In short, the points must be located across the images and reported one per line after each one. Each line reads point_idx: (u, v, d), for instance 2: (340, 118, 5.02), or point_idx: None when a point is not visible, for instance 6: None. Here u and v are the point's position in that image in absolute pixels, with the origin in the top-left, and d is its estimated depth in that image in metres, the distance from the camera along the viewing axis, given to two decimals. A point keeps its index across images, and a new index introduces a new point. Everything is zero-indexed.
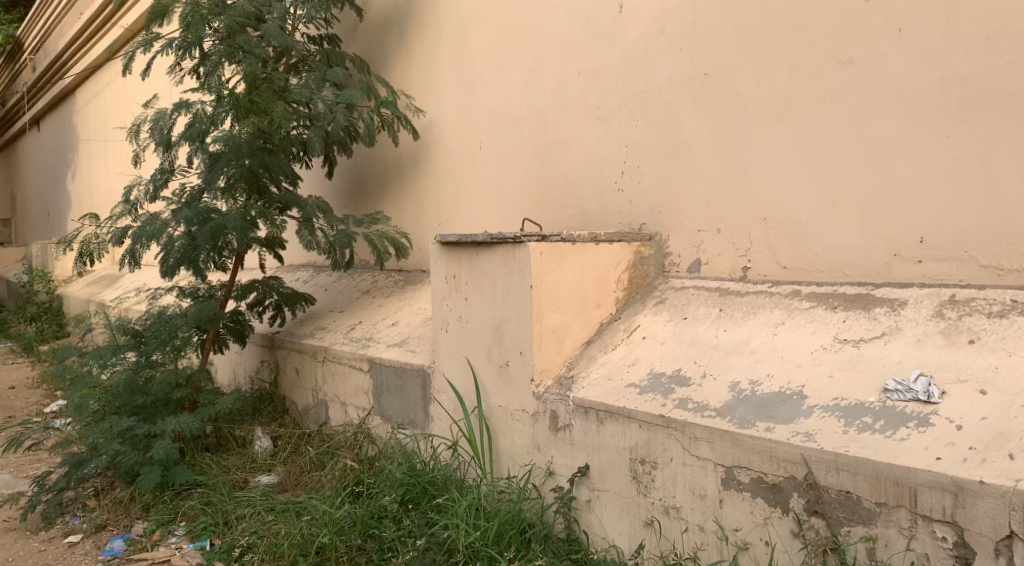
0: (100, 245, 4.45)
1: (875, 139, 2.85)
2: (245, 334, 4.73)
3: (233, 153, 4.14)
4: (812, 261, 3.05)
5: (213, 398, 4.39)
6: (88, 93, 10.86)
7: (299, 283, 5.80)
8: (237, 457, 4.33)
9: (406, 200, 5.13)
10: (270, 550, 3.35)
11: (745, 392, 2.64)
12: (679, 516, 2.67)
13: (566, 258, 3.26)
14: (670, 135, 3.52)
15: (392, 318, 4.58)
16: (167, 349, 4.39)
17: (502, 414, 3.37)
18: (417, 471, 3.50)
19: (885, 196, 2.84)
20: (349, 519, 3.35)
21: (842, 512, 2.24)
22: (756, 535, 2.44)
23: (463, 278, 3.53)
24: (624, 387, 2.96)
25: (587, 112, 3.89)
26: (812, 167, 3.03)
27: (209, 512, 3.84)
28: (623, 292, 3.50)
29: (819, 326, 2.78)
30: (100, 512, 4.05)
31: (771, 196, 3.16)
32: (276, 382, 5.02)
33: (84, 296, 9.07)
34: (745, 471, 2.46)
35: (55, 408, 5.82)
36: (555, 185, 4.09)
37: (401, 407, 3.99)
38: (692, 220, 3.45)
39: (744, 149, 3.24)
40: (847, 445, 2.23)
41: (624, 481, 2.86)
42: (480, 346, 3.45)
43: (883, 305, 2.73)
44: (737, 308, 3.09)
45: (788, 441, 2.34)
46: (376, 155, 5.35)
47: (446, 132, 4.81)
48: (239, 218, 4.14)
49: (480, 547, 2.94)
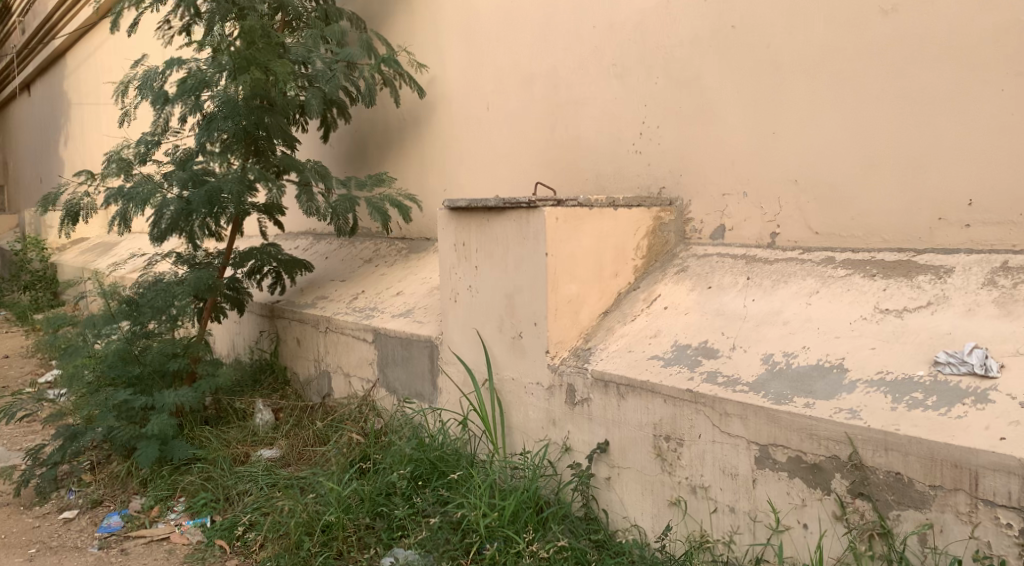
0: (88, 205, 4.21)
1: (921, 94, 2.66)
2: (244, 303, 4.55)
3: (228, 112, 3.89)
4: (847, 226, 2.88)
5: (212, 369, 4.24)
6: (79, 55, 10.58)
7: (298, 250, 5.61)
8: (237, 431, 4.16)
9: (409, 165, 4.93)
10: (275, 528, 3.20)
11: (779, 364, 2.48)
12: (708, 495, 2.52)
13: (583, 224, 3.08)
14: (693, 94, 3.32)
15: (396, 287, 4.40)
16: (163, 318, 4.18)
17: (515, 386, 3.21)
18: (426, 446, 3.34)
19: (930, 157, 2.66)
20: (356, 496, 3.19)
21: (890, 494, 2.09)
22: (792, 517, 2.30)
23: (473, 246, 3.34)
24: (646, 359, 2.80)
25: (603, 69, 3.68)
26: (849, 126, 2.85)
27: (210, 488, 3.69)
28: (642, 259, 3.33)
29: (857, 295, 2.61)
30: (97, 486, 3.91)
31: (802, 157, 2.99)
32: (277, 352, 4.86)
33: (78, 265, 8.87)
34: (781, 450, 2.30)
35: (50, 379, 5.66)
36: (568, 148, 3.89)
37: (407, 379, 3.83)
38: (716, 183, 3.26)
39: (774, 106, 3.05)
40: (898, 423, 2.07)
41: (647, 460, 2.71)
42: (491, 315, 3.28)
43: (927, 272, 2.57)
44: (766, 277, 2.91)
45: (830, 418, 2.18)
46: (376, 117, 5.14)
47: (451, 93, 4.60)
48: (236, 180, 3.96)
49: (497, 528, 2.79)
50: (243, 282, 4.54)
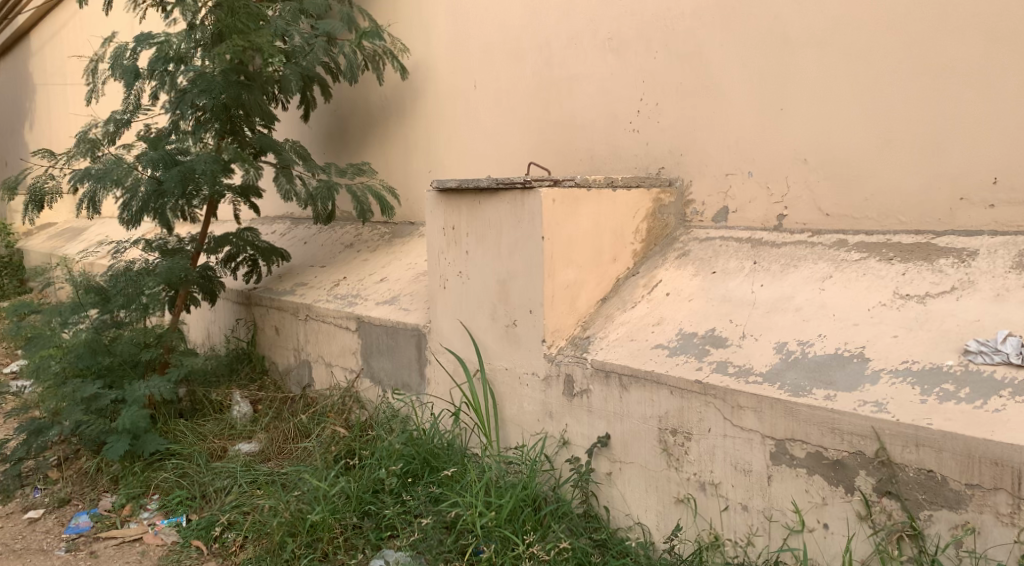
0: (53, 188, 3.96)
1: (944, 66, 2.53)
2: (218, 291, 4.32)
3: (204, 86, 3.69)
4: (860, 207, 2.75)
5: (186, 359, 4.01)
6: (45, 35, 10.19)
7: (274, 235, 5.39)
8: (214, 424, 3.96)
9: (392, 146, 4.73)
10: (257, 528, 3.02)
11: (794, 353, 2.33)
12: (718, 493, 2.38)
13: (580, 205, 2.91)
14: (695, 68, 3.15)
15: (379, 273, 4.22)
16: (134, 307, 3.98)
17: (508, 377, 3.05)
18: (415, 439, 3.17)
19: (951, 133, 2.54)
20: (342, 494, 3.01)
21: (921, 493, 1.97)
22: (811, 517, 2.17)
23: (463, 229, 3.16)
24: (650, 349, 2.65)
25: (598, 44, 3.50)
26: (864, 102, 2.70)
27: (185, 485, 3.49)
28: (641, 243, 3.16)
29: (873, 281, 2.47)
30: (64, 484, 3.69)
31: (812, 135, 2.84)
32: (254, 341, 4.65)
33: (48, 250, 8.54)
34: (800, 445, 2.17)
35: (15, 370, 5.41)
36: (561, 127, 3.72)
37: (393, 370, 3.65)
38: (719, 163, 3.11)
39: (782, 79, 2.89)
40: (930, 418, 1.95)
41: (651, 455, 2.56)
42: (483, 302, 3.11)
43: (949, 255, 2.45)
44: (774, 261, 2.77)
45: (854, 412, 2.05)
46: (356, 95, 4.92)
47: (436, 70, 4.40)
48: (210, 159, 3.73)
49: (494, 529, 2.63)
50: (218, 270, 4.33)
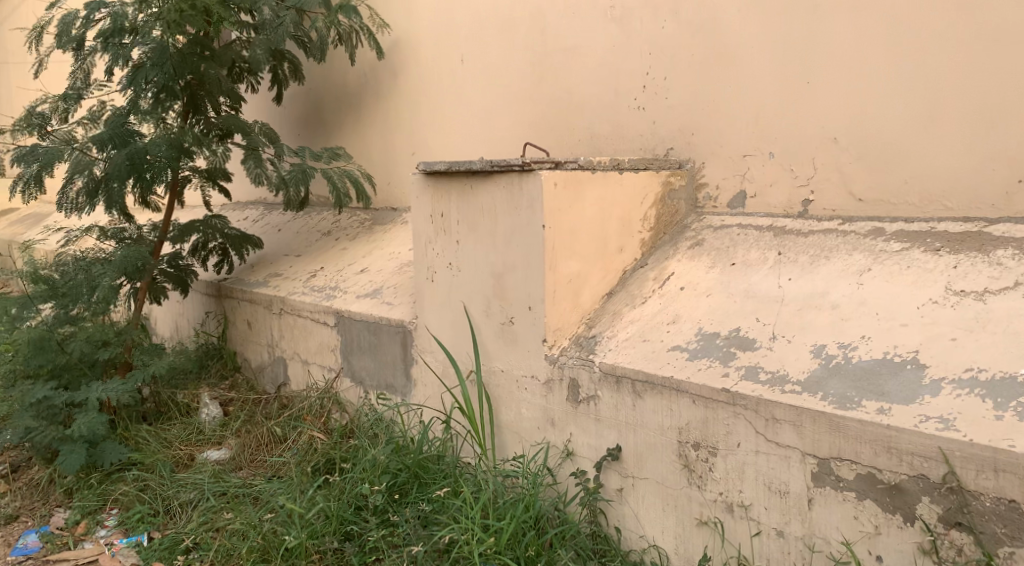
0: None
1: (1002, 32, 2.25)
2: (187, 282, 3.95)
3: (155, 59, 3.34)
4: (899, 191, 2.47)
5: (148, 359, 3.63)
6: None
7: (245, 223, 5.03)
8: (179, 429, 3.62)
9: (370, 127, 4.38)
10: (225, 553, 2.72)
11: (835, 358, 2.05)
12: (748, 515, 2.11)
13: (585, 190, 2.61)
14: (709, 39, 2.84)
15: (359, 264, 3.89)
16: (92, 303, 3.55)
17: (505, 380, 2.75)
18: (402, 451, 2.87)
19: (1011, 106, 2.25)
20: (320, 516, 2.69)
21: (999, 525, 1.72)
22: (862, 549, 1.91)
23: (452, 216, 2.84)
24: (666, 351, 2.35)
25: (598, 12, 3.17)
26: (905, 72, 2.42)
27: (147, 499, 3.15)
28: (650, 232, 2.86)
29: (920, 274, 2.20)
30: (12, 499, 3.34)
31: (843, 110, 2.55)
32: (224, 336, 4.32)
33: (6, 239, 8.10)
34: (847, 466, 1.90)
35: None
36: (557, 104, 3.40)
37: (376, 370, 3.33)
38: (736, 143, 2.82)
39: (809, 48, 2.60)
40: (1010, 438, 1.70)
41: (670, 471, 2.27)
42: (476, 298, 2.80)
43: (1006, 246, 2.19)
44: (802, 252, 2.49)
45: (915, 430, 1.79)
46: (331, 70, 4.56)
47: (418, 44, 4.05)
48: (166, 143, 3.38)
49: (493, 556, 2.34)
50: (187, 259, 3.99)
